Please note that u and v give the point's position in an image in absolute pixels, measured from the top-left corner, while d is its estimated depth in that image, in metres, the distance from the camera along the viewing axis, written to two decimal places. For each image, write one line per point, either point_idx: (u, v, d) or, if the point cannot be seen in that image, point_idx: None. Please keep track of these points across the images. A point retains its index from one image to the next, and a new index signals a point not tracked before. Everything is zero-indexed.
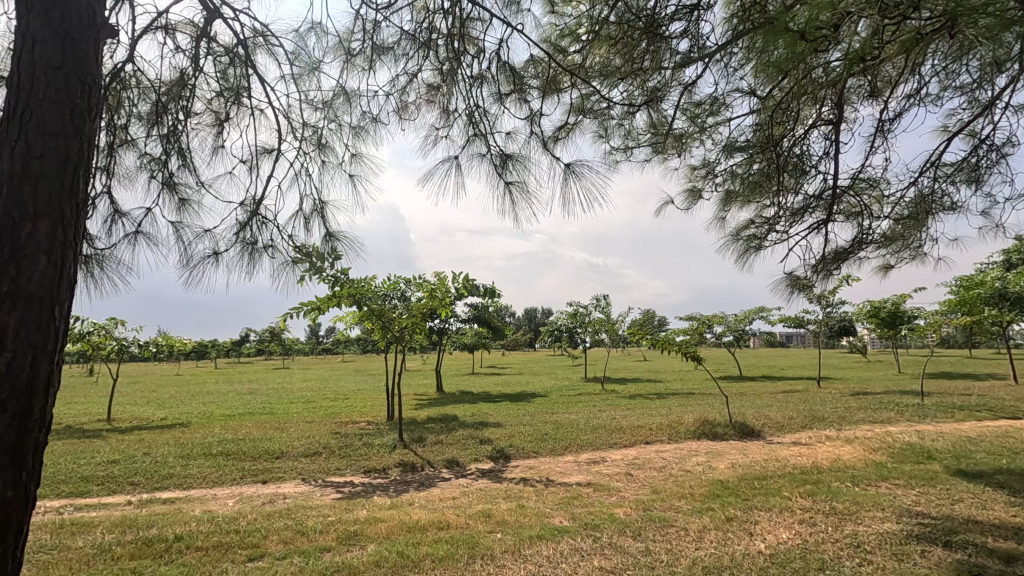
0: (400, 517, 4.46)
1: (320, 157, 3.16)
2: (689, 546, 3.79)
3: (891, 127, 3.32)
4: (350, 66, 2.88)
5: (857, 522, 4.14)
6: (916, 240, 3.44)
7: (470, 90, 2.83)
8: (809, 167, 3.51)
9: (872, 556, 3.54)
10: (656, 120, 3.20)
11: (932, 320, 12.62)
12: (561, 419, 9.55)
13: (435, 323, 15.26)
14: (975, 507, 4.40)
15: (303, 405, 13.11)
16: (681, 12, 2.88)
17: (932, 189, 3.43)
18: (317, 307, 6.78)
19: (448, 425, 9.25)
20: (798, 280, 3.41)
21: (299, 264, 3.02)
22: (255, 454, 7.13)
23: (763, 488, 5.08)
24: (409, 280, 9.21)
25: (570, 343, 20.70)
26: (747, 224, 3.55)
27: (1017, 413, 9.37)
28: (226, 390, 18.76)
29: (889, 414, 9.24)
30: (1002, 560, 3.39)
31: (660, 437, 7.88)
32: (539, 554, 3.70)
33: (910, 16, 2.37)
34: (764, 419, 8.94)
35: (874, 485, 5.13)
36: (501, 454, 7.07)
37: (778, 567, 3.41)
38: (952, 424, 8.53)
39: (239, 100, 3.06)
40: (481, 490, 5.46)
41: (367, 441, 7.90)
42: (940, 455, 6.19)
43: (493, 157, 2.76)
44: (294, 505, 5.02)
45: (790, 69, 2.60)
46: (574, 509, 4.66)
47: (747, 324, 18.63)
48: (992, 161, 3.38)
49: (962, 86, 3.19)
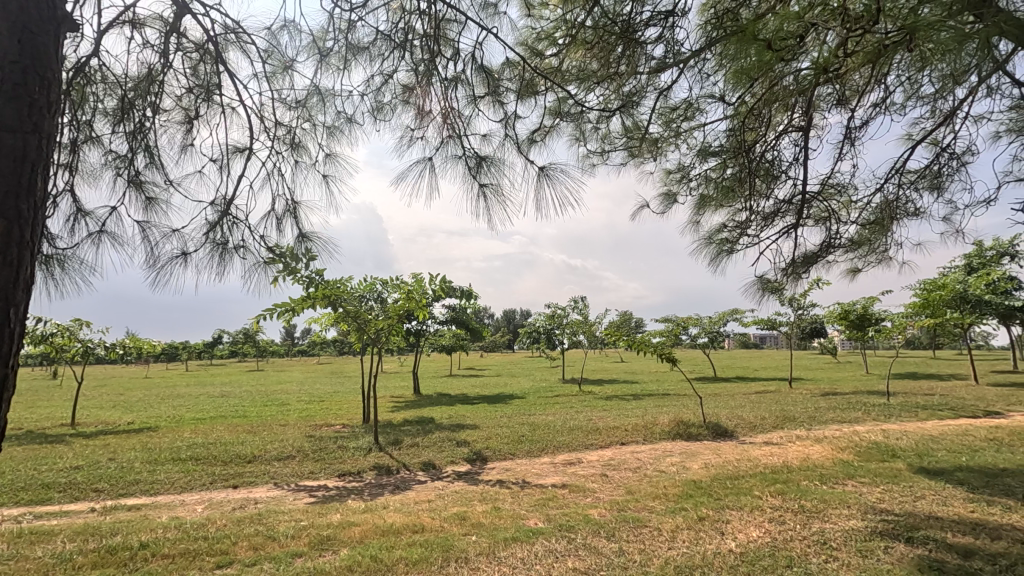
0: (374, 521, 4.42)
1: (294, 157, 3.12)
2: (661, 546, 3.83)
3: (859, 134, 3.42)
4: (324, 65, 2.86)
5: (824, 520, 4.24)
6: (881, 245, 3.56)
7: (446, 92, 2.82)
8: (779, 173, 3.59)
9: (837, 553, 3.63)
10: (631, 124, 3.25)
11: (897, 322, 13.00)
12: (539, 420, 9.58)
13: (413, 324, 15.19)
14: (936, 504, 4.55)
15: (277, 408, 12.88)
16: (656, 18, 2.93)
17: (897, 195, 3.54)
18: (291, 308, 6.64)
19: (424, 428, 9.19)
20: (769, 283, 3.47)
21: (271, 265, 2.96)
22: (226, 458, 6.97)
23: (735, 487, 5.17)
24: (387, 281, 9.12)
25: (548, 345, 20.76)
26: (721, 228, 3.61)
27: (977, 412, 9.73)
28: (197, 392, 18.34)
29: (856, 414, 9.50)
30: (960, 555, 3.52)
31: (636, 437, 7.97)
32: (513, 556, 3.70)
33: (872, 29, 2.46)
34: (737, 419, 9.11)
35: (840, 484, 5.26)
36: (478, 457, 7.05)
37: (748, 566, 3.47)
38: (916, 423, 8.83)
39: (211, 97, 2.99)
40: (457, 493, 5.43)
41: (342, 444, 7.79)
42: (904, 454, 6.39)
43: (469, 159, 2.76)
44: (265, 510, 4.92)
45: (759, 77, 2.66)
46: (550, 511, 4.69)
47: (721, 325, 18.94)
48: (953, 168, 3.52)
49: (924, 96, 3.30)
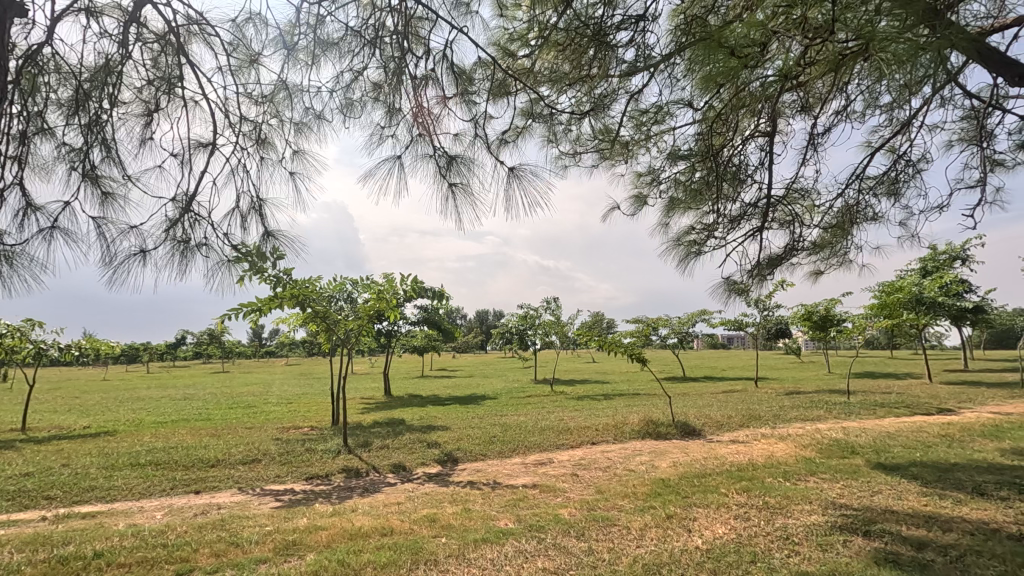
0: (342, 525, 4.35)
1: (260, 153, 3.05)
2: (630, 545, 3.87)
3: (821, 140, 3.52)
4: (292, 60, 2.80)
5: (787, 515, 4.36)
6: (842, 248, 3.66)
7: (416, 91, 2.79)
8: (746, 177, 3.68)
9: (799, 548, 3.73)
10: (602, 127, 3.29)
11: (857, 323, 13.46)
12: (510, 421, 9.58)
13: (384, 325, 15.02)
14: (892, 498, 4.73)
15: (243, 410, 12.56)
16: (627, 22, 2.97)
17: (857, 200, 3.67)
18: (258, 308, 6.47)
19: (394, 429, 9.10)
20: (735, 284, 3.55)
21: (236, 264, 2.88)
22: (188, 463, 6.76)
23: (701, 485, 5.27)
24: (358, 281, 8.99)
25: (520, 346, 20.77)
26: (689, 230, 3.68)
27: (931, 410, 10.15)
28: (158, 395, 17.73)
29: (818, 412, 9.79)
30: (914, 547, 3.66)
31: (606, 437, 8.05)
32: (483, 557, 3.69)
33: (831, 38, 2.54)
34: (704, 418, 9.27)
35: (803, 480, 5.42)
36: (449, 458, 7.01)
37: (714, 562, 3.54)
38: (874, 420, 9.14)
39: (172, 90, 2.90)
40: (427, 494, 5.39)
41: (310, 447, 7.65)
42: (862, 450, 6.61)
43: (439, 158, 2.74)
44: (229, 515, 4.79)
45: (725, 83, 2.72)
46: (521, 511, 4.69)
47: (690, 326, 19.27)
48: (909, 175, 3.66)
49: (883, 105, 3.42)
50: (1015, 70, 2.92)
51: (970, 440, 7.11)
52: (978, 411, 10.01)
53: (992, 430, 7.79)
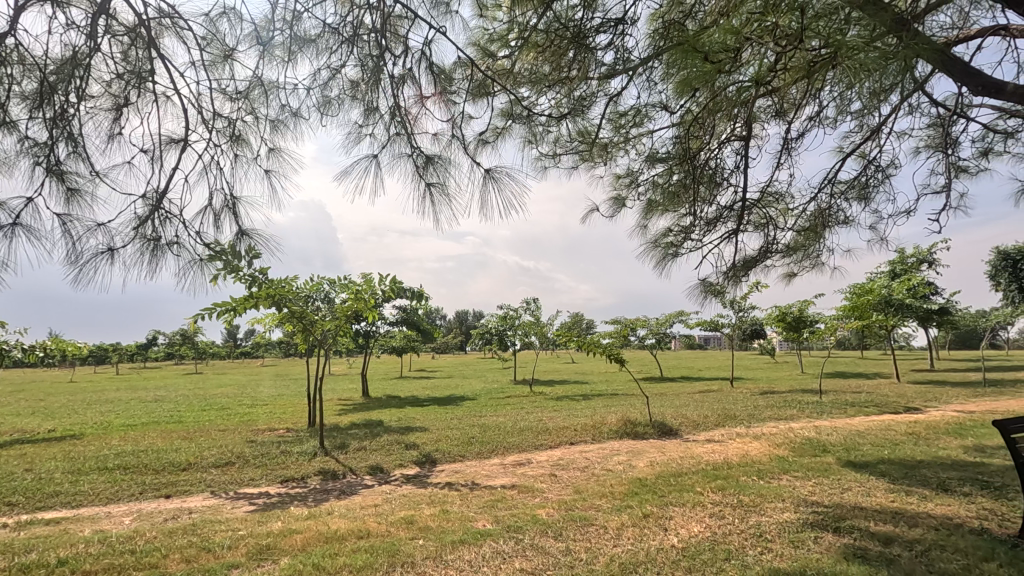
0: (317, 528, 4.29)
1: (234, 151, 2.99)
2: (607, 544, 3.90)
3: (795, 145, 3.60)
4: (268, 57, 2.76)
5: (760, 513, 4.44)
6: (815, 251, 3.75)
7: (394, 90, 2.78)
8: (721, 180, 3.74)
9: (771, 544, 3.81)
10: (583, 129, 3.31)
11: (829, 324, 13.78)
12: (489, 422, 9.57)
13: (362, 325, 14.86)
14: (860, 495, 4.85)
15: (217, 413, 12.31)
16: (607, 25, 2.99)
17: (829, 205, 3.77)
18: (232, 308, 6.35)
19: (372, 431, 9.02)
20: (711, 286, 3.61)
21: (209, 262, 2.82)
22: (158, 467, 6.61)
23: (677, 484, 5.34)
24: (336, 281, 8.88)
25: (499, 346, 20.72)
26: (666, 232, 3.72)
27: (898, 408, 10.44)
28: (128, 397, 17.26)
29: (791, 412, 9.99)
30: (881, 543, 3.75)
31: (584, 437, 8.10)
32: (461, 559, 3.68)
33: (802, 46, 2.60)
34: (681, 418, 9.39)
35: (775, 478, 5.53)
36: (427, 459, 6.97)
37: (689, 560, 3.59)
38: (845, 419, 9.37)
39: (142, 84, 2.83)
40: (405, 496, 5.35)
41: (285, 449, 7.54)
42: (833, 448, 6.77)
43: (417, 158, 2.73)
44: (200, 520, 4.69)
45: (700, 88, 2.76)
46: (498, 512, 4.69)
47: (667, 327, 19.49)
48: (878, 180, 3.76)
49: (854, 111, 3.50)
50: (978, 80, 3.04)
51: (936, 438, 7.33)
52: (943, 410, 10.33)
53: (956, 428, 8.04)
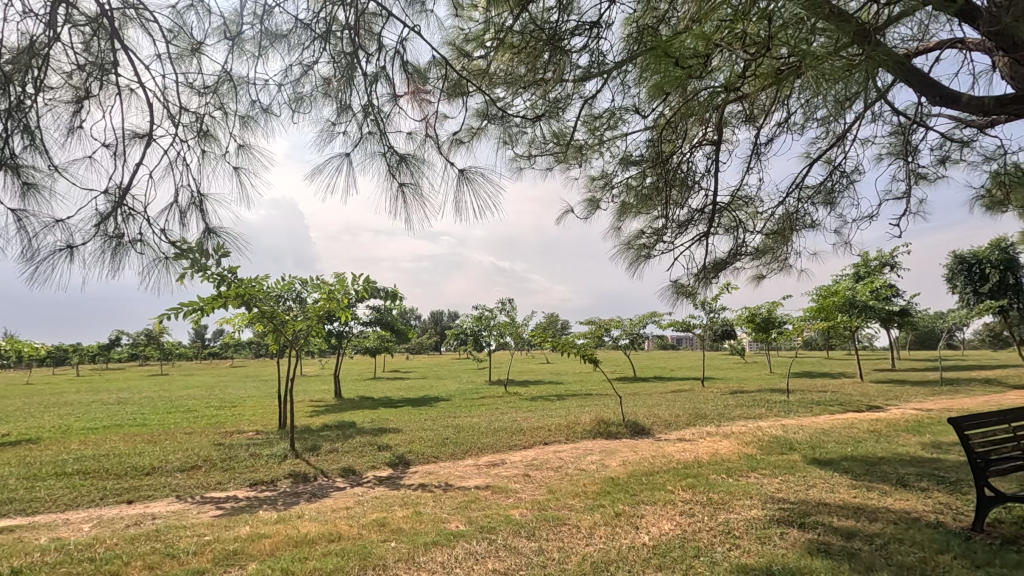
0: (287, 532, 4.22)
1: (202, 146, 2.92)
2: (579, 543, 3.93)
3: (764, 150, 3.68)
4: (237, 51, 2.71)
5: (729, 510, 4.52)
6: (783, 254, 3.83)
7: (368, 88, 2.75)
8: (693, 183, 3.80)
9: (739, 541, 3.88)
10: (558, 130, 3.32)
11: (795, 325, 14.15)
12: (463, 422, 9.54)
13: (334, 325, 14.65)
14: (825, 491, 4.99)
15: (183, 415, 11.99)
16: (582, 28, 3.02)
17: (797, 209, 3.86)
18: (199, 307, 6.19)
19: (344, 432, 8.89)
20: (683, 287, 3.67)
21: (175, 261, 2.75)
22: (120, 471, 6.40)
23: (649, 483, 5.40)
24: (307, 281, 8.75)
25: (474, 346, 20.65)
26: (639, 234, 3.76)
27: (861, 407, 10.76)
28: (88, 400, 16.67)
29: (760, 410, 10.21)
30: (844, 538, 3.86)
31: (558, 437, 8.13)
32: (433, 561, 3.65)
33: (768, 54, 2.67)
34: (653, 417, 9.51)
35: (744, 476, 5.64)
36: (400, 461, 6.91)
37: (659, 558, 3.63)
38: (811, 417, 9.61)
39: (105, 76, 2.74)
40: (377, 498, 5.29)
41: (254, 452, 7.39)
42: (799, 446, 6.94)
43: (390, 157, 2.70)
44: (164, 526, 4.56)
45: (671, 92, 2.80)
46: (471, 513, 4.67)
47: (640, 327, 19.72)
48: (843, 186, 3.87)
49: (821, 118, 3.60)
50: (936, 91, 3.16)
51: (895, 435, 7.57)
52: (902, 408, 10.70)
53: (914, 425, 8.34)
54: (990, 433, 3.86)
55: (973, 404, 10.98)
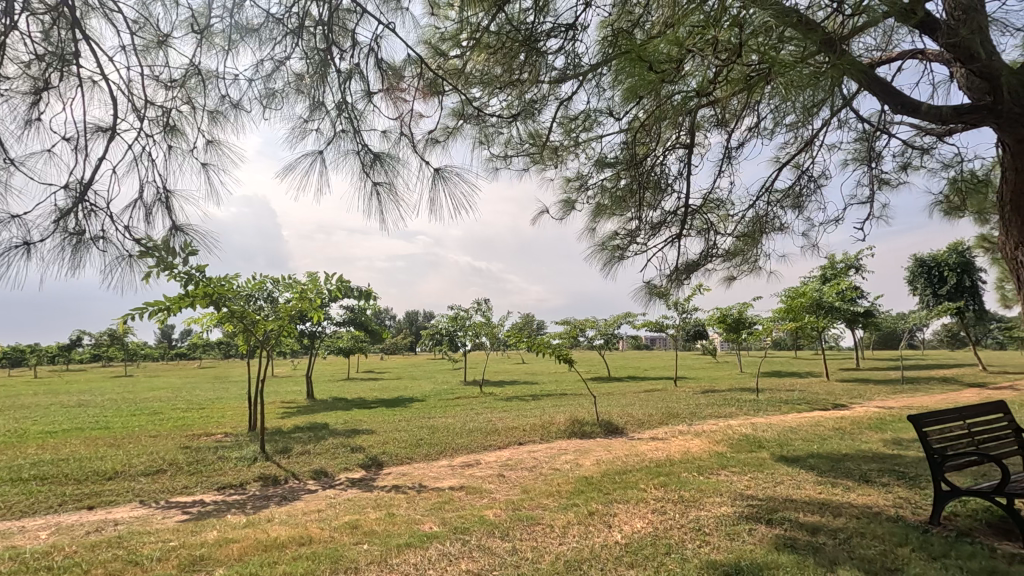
0: (255, 536, 4.13)
1: (168, 142, 2.85)
2: (552, 542, 3.95)
3: (735, 154, 3.76)
4: (206, 44, 2.65)
5: (700, 508, 4.60)
6: (753, 256, 3.91)
7: (341, 85, 2.72)
8: (666, 186, 3.85)
9: (709, 538, 3.95)
10: (534, 131, 3.33)
11: (765, 326, 14.45)
12: (437, 423, 9.49)
13: (307, 325, 14.43)
14: (792, 487, 5.11)
15: (148, 418, 11.65)
16: (558, 30, 3.03)
17: (766, 212, 3.95)
18: (166, 307, 6.03)
19: (316, 434, 8.75)
20: (655, 288, 3.71)
21: (139, 259, 2.67)
22: (80, 476, 6.18)
23: (622, 481, 5.45)
24: (279, 280, 8.61)
25: (449, 347, 20.55)
26: (613, 235, 3.80)
27: (826, 405, 11.07)
28: (46, 403, 16.04)
29: (730, 409, 10.41)
30: (810, 533, 3.96)
31: (533, 437, 8.15)
32: (406, 563, 3.62)
33: (738, 61, 2.72)
34: (627, 417, 9.61)
35: (714, 473, 5.75)
36: (373, 462, 6.83)
37: (631, 555, 3.67)
38: (778, 416, 9.85)
39: (66, 67, 2.65)
40: (349, 501, 5.22)
41: (223, 455, 7.22)
42: (767, 444, 7.10)
43: (364, 155, 2.68)
44: (126, 532, 4.42)
45: (645, 96, 2.84)
46: (445, 514, 4.65)
47: (615, 328, 19.92)
48: (811, 190, 3.98)
49: (790, 124, 3.68)
50: (898, 99, 3.27)
51: (859, 432, 7.80)
52: (865, 406, 11.04)
53: (877, 423, 8.59)
54: (946, 429, 4.01)
55: (933, 402, 11.36)
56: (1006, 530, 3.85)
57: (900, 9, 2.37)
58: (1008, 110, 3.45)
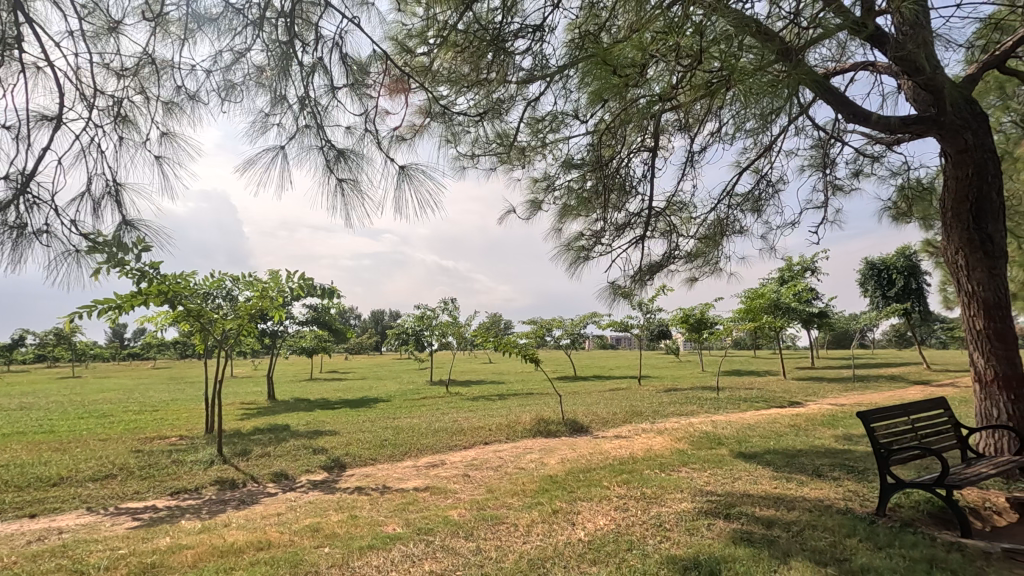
0: (211, 542, 4.00)
1: (120, 133, 2.74)
2: (517, 541, 3.96)
3: (697, 158, 3.85)
4: (161, 33, 2.56)
5: (661, 504, 4.69)
6: (714, 258, 4.00)
7: (305, 79, 2.66)
8: (631, 188, 3.91)
9: (669, 533, 4.03)
10: (501, 131, 3.34)
11: (725, 326, 14.84)
12: (402, 423, 9.39)
13: (268, 324, 14.07)
14: (749, 483, 5.27)
15: (97, 420, 11.15)
16: (525, 31, 3.04)
17: (727, 215, 4.06)
18: (117, 305, 5.78)
19: (277, 436, 8.55)
20: (619, 289, 3.76)
21: (87, 254, 2.57)
22: (22, 483, 5.88)
23: (585, 479, 5.51)
24: (238, 277, 8.36)
25: (415, 346, 20.34)
26: (578, 236, 3.84)
27: (783, 403, 11.42)
28: None
29: (692, 407, 10.64)
30: (765, 526, 4.09)
31: (498, 437, 8.15)
32: (368, 565, 3.57)
33: (699, 68, 2.79)
34: (591, 416, 9.71)
35: (676, 470, 5.87)
36: (336, 464, 6.72)
37: (594, 552, 3.72)
38: (738, 413, 10.12)
39: (7, 51, 2.52)
40: (310, 503, 5.12)
41: (177, 458, 6.98)
42: (727, 441, 7.29)
43: (327, 151, 2.63)
44: (72, 540, 4.22)
45: (610, 98, 2.88)
46: (409, 515, 4.61)
47: (581, 327, 20.09)
48: (769, 194, 4.10)
49: (749, 130, 3.79)
50: (850, 109, 3.42)
51: (813, 429, 8.09)
52: (819, 403, 11.43)
53: (829, 419, 8.93)
54: (893, 425, 4.20)
55: (881, 399, 11.88)
56: (946, 520, 4.06)
57: (852, 22, 2.48)
58: (949, 122, 3.87)
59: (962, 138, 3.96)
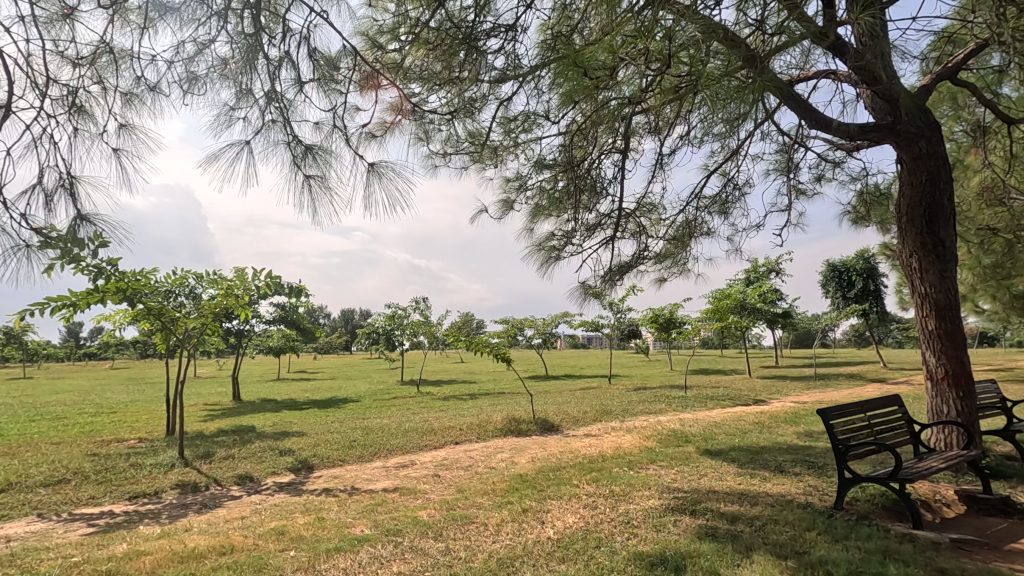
0: (170, 547, 3.88)
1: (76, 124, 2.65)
2: (486, 541, 3.96)
3: (667, 160, 3.91)
4: (121, 21, 2.47)
5: (629, 501, 4.75)
6: (682, 259, 4.07)
7: (271, 73, 2.61)
8: (602, 189, 3.95)
9: (637, 530, 4.09)
10: (473, 130, 3.33)
11: (693, 326, 15.11)
12: (371, 424, 9.27)
13: (233, 323, 13.72)
14: (714, 479, 5.38)
15: (50, 423, 10.68)
16: (498, 30, 3.04)
17: (695, 217, 4.14)
18: (72, 303, 5.55)
19: (242, 437, 8.35)
20: (590, 288, 3.80)
21: (40, 250, 2.47)
22: None
23: (555, 478, 5.54)
24: (202, 275, 8.12)
25: (385, 346, 20.11)
26: (550, 236, 3.85)
27: (749, 401, 11.68)
28: None
29: (661, 406, 10.80)
30: (730, 521, 4.18)
31: (469, 437, 8.12)
32: (335, 567, 3.52)
33: (668, 71, 2.84)
34: (562, 415, 9.76)
35: (644, 467, 5.96)
36: (303, 466, 6.59)
37: (563, 550, 3.74)
38: (705, 411, 10.31)
39: None
40: (276, 506, 5.01)
41: (136, 461, 6.74)
42: (694, 438, 7.43)
43: (294, 147, 2.58)
44: (21, 548, 4.04)
45: (582, 99, 2.91)
46: (377, 516, 4.56)
47: (552, 327, 20.18)
48: (735, 197, 4.19)
49: (717, 134, 3.88)
50: (812, 116, 3.52)
51: (776, 426, 8.30)
52: (782, 401, 11.74)
53: (792, 417, 9.19)
54: (851, 421, 4.34)
55: (841, 397, 12.26)
56: (898, 512, 4.22)
57: (814, 32, 2.56)
58: (904, 130, 4.03)
59: (916, 146, 4.13)
